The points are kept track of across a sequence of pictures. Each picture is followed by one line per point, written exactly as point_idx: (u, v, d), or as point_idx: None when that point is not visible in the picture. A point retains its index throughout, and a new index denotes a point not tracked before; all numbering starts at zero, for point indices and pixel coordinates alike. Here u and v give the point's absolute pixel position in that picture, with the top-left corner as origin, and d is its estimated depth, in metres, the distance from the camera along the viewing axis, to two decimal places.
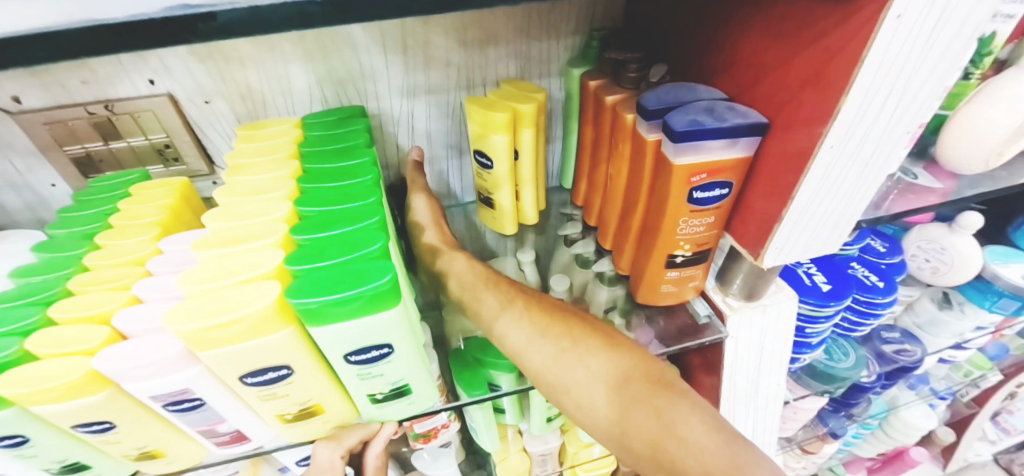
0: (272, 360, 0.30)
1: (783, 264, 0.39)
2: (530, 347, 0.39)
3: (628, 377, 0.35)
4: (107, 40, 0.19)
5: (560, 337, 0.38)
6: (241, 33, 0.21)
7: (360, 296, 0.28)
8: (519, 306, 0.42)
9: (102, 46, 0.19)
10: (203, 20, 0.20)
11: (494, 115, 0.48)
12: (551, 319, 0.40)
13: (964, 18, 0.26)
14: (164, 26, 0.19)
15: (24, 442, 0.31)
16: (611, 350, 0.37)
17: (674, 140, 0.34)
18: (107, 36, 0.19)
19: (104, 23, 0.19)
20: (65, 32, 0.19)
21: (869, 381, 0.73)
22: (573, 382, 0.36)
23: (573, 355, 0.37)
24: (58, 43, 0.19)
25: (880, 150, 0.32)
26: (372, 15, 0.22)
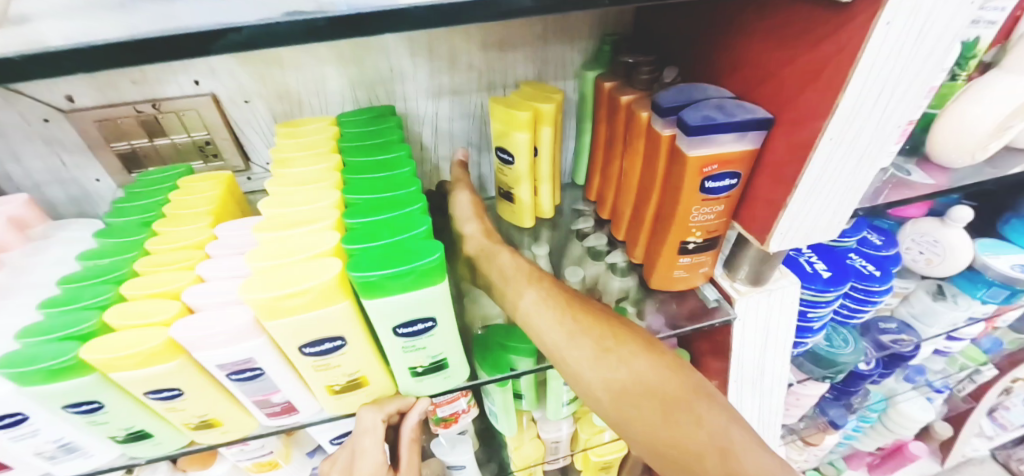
0: (329, 331, 0.33)
1: (788, 248, 0.42)
2: (567, 345, 0.41)
3: (668, 382, 0.37)
4: (215, 45, 0.23)
5: (603, 337, 0.41)
6: (325, 37, 0.24)
7: (412, 271, 0.31)
8: (565, 303, 0.44)
9: (215, 48, 0.23)
10: (299, 27, 0.23)
11: (516, 114, 0.51)
12: (594, 319, 0.42)
13: (947, 24, 0.30)
14: (257, 33, 0.23)
15: (99, 409, 0.34)
16: (654, 355, 0.39)
17: (689, 134, 0.38)
18: (220, 40, 0.23)
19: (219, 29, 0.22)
20: (186, 37, 0.22)
21: (868, 369, 0.77)
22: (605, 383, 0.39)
23: (615, 356, 0.39)
24: (181, 44, 0.22)
25: (875, 142, 0.35)
26: (436, 23, 0.25)
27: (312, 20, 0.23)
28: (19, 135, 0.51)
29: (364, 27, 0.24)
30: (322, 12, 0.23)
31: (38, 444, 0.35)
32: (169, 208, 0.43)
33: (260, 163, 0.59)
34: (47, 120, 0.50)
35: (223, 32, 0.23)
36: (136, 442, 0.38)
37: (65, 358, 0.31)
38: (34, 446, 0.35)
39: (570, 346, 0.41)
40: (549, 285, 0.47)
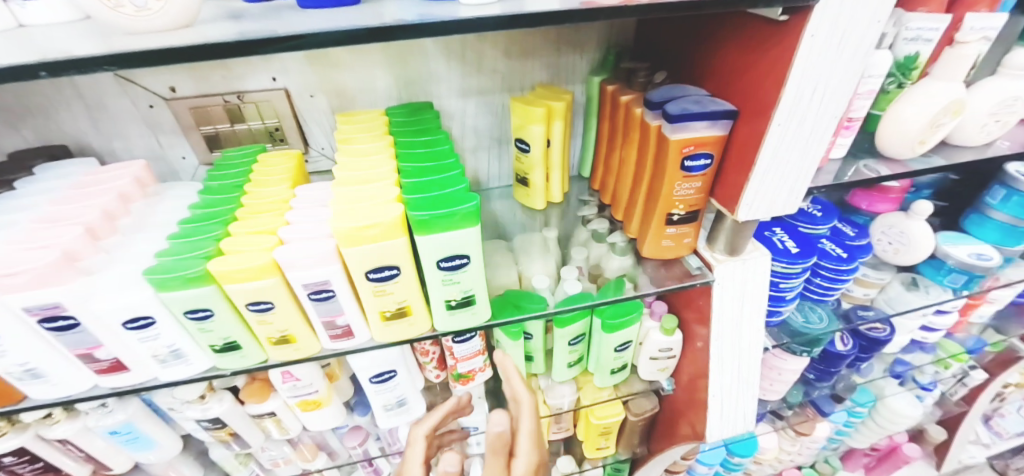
0: (389, 260, 0.43)
1: (754, 217, 0.52)
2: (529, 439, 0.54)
3: None
4: (337, 41, 0.35)
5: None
6: (407, 36, 0.36)
7: (456, 213, 0.42)
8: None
9: (336, 41, 0.34)
10: (391, 29, 0.35)
11: (533, 109, 0.62)
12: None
13: (857, 36, 0.40)
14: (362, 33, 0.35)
15: (209, 317, 0.44)
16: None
17: (671, 121, 0.48)
18: (341, 36, 0.34)
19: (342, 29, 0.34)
20: (320, 35, 0.34)
21: (845, 350, 0.84)
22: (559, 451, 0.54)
23: None
24: (316, 40, 0.34)
25: (816, 128, 0.45)
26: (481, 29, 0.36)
27: (398, 26, 0.35)
28: (129, 118, 0.63)
29: (432, 29, 0.35)
30: (406, 23, 0.35)
31: (157, 347, 0.45)
32: (254, 175, 0.54)
33: (316, 148, 0.70)
34: (151, 106, 0.62)
35: (342, 32, 0.34)
36: (229, 353, 0.47)
37: (195, 269, 0.41)
38: (153, 348, 0.45)
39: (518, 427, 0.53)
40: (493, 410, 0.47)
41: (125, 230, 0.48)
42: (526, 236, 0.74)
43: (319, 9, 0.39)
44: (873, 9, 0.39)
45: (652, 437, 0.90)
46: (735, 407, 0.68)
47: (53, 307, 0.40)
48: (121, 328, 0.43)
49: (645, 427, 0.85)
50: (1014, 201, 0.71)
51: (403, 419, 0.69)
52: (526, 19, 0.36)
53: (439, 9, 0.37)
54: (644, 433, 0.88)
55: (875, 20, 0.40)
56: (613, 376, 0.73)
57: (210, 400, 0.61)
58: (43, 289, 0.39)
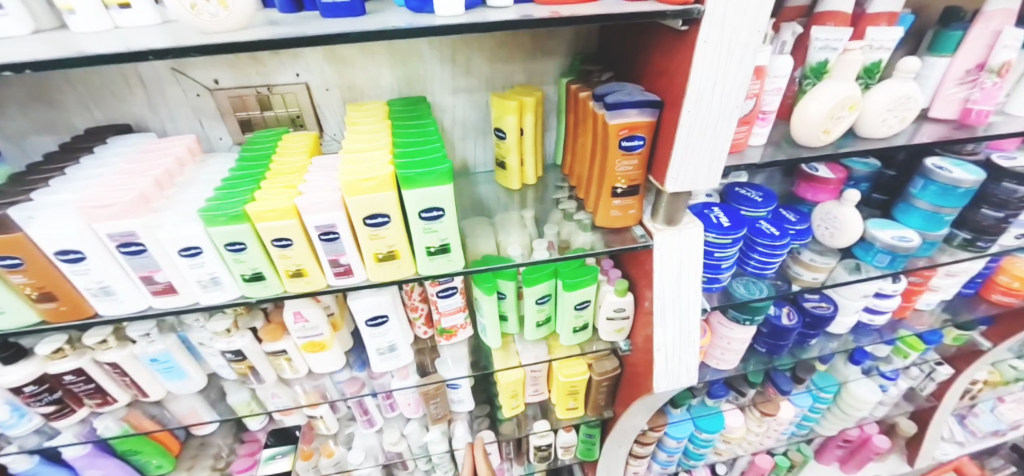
0: (382, 209, 0.56)
1: (680, 189, 0.64)
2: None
3: None
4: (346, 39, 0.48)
5: None
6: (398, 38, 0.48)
7: (432, 173, 0.55)
8: None
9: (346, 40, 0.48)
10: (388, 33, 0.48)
11: (508, 102, 0.75)
12: None
13: (744, 42, 0.53)
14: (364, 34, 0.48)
15: (242, 250, 0.57)
16: None
17: (609, 109, 0.60)
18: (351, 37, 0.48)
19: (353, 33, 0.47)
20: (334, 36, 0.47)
21: (789, 323, 0.94)
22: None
23: None
24: (330, 39, 0.47)
25: (722, 115, 0.58)
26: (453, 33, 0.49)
27: (391, 30, 0.48)
28: (180, 103, 0.77)
29: (415, 32, 0.48)
30: (397, 28, 0.48)
31: (200, 274, 0.58)
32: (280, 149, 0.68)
33: (330, 134, 0.84)
34: (198, 94, 0.77)
35: (350, 35, 0.48)
36: (255, 282, 0.60)
37: (235, 210, 0.54)
38: (198, 274, 0.59)
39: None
40: None
41: (180, 185, 0.61)
42: (505, 214, 0.86)
43: (335, 18, 0.52)
44: (753, 21, 0.51)
45: (615, 402, 1.02)
46: (678, 362, 0.79)
47: (129, 234, 0.54)
48: (176, 255, 0.56)
49: (609, 389, 0.97)
50: (930, 190, 0.82)
51: (394, 364, 0.82)
52: (485, 27, 0.49)
53: (421, 18, 0.50)
54: (609, 396, 0.99)
55: (756, 29, 0.52)
56: (577, 336, 0.85)
57: (235, 335, 0.74)
58: (124, 219, 0.53)
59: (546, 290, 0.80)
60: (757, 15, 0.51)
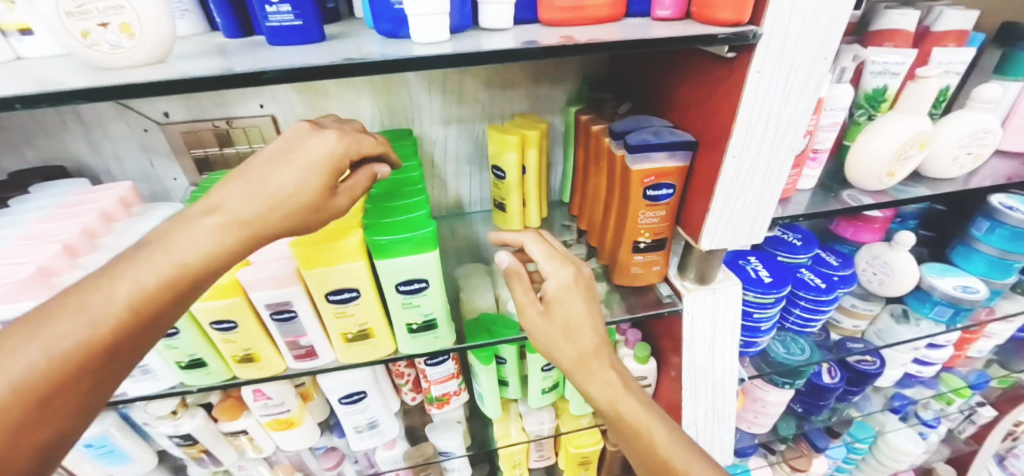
0: (349, 283, 0.44)
1: (718, 247, 0.52)
2: (211, 251, 0.34)
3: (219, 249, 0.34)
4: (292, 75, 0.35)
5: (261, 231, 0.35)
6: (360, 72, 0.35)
7: (411, 240, 0.43)
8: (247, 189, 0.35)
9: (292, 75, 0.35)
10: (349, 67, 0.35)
11: (507, 138, 0.64)
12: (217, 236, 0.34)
13: (808, 72, 0.41)
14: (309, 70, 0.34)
15: (174, 334, 0.46)
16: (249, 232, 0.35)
17: (631, 151, 0.49)
18: (301, 73, 0.35)
19: (303, 67, 0.34)
20: (278, 73, 0.34)
21: (832, 382, 0.82)
22: (626, 396, 0.49)
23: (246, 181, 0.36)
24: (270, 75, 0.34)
25: (774, 162, 0.47)
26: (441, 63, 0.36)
27: (345, 64, 0.35)
28: (124, 140, 0.66)
29: (378, 66, 0.35)
30: (353, 61, 0.35)
31: None
32: None
33: None
34: (146, 130, 0.66)
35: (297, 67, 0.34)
36: (194, 370, 0.49)
37: None
38: None
39: (221, 229, 0.34)
40: (275, 182, 0.35)
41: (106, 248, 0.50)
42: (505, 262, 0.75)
43: (282, 45, 0.40)
44: (820, 45, 0.40)
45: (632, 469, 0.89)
46: (710, 439, 0.67)
47: None
48: None
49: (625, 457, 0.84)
50: (998, 233, 0.70)
51: (376, 441, 0.70)
52: (474, 57, 0.36)
53: (393, 46, 0.37)
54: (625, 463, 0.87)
55: (822, 56, 0.41)
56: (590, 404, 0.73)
57: (183, 416, 0.62)
58: (17, 302, 0.41)
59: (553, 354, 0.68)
60: (825, 38, 0.40)
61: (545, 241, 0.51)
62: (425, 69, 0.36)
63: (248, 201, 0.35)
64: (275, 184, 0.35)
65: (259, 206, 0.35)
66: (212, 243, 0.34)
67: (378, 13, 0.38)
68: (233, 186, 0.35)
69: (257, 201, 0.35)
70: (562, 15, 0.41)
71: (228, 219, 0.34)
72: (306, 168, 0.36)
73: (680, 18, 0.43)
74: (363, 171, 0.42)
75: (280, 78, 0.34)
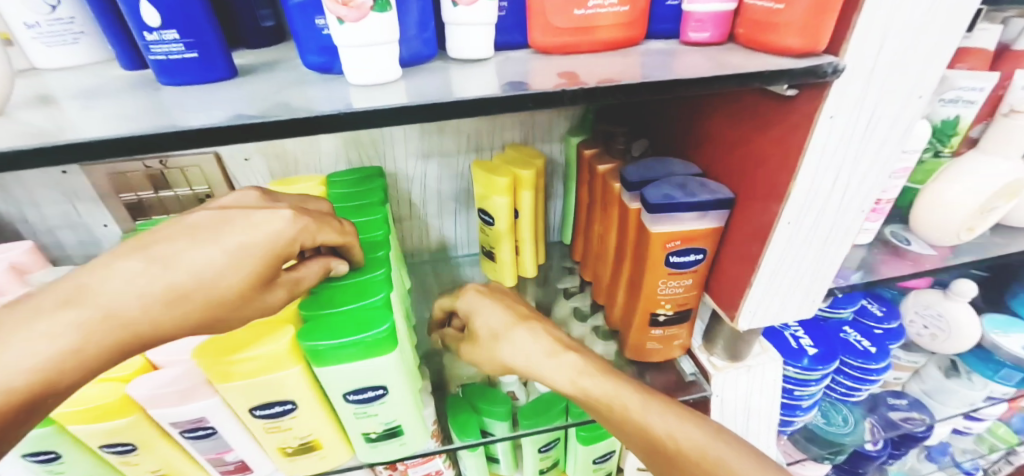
0: (280, 395, 0.34)
1: (758, 326, 0.42)
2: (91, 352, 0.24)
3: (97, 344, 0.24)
4: (167, 141, 0.23)
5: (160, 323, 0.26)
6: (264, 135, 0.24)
7: (360, 342, 0.32)
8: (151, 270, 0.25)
9: (167, 141, 0.23)
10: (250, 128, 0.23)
11: (496, 179, 0.52)
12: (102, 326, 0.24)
13: (895, 116, 0.31)
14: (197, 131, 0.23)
15: (55, 459, 0.35)
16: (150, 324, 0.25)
17: (648, 210, 0.38)
18: (176, 139, 0.23)
19: (180, 129, 0.23)
20: (144, 138, 0.23)
21: (875, 449, 0.71)
22: (599, 384, 0.38)
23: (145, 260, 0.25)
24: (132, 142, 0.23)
25: (838, 226, 0.36)
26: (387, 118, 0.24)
27: (246, 122, 0.23)
28: (38, 183, 0.55)
29: (295, 124, 0.24)
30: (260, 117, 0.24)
31: None
32: None
33: None
34: (64, 171, 0.54)
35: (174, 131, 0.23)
36: None
37: None
38: None
39: (84, 329, 0.24)
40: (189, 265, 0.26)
41: None
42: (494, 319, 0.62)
43: (176, 86, 0.29)
44: (915, 81, 0.29)
45: None
46: None
47: None
48: None
49: None
50: None
51: None
52: (438, 110, 0.25)
53: (324, 89, 0.26)
54: None
55: (916, 94, 0.30)
56: None
57: None
58: None
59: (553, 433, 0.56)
60: (922, 72, 0.29)
61: (480, 290, 0.44)
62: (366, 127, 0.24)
63: (126, 294, 0.25)
64: (182, 269, 0.26)
65: (150, 310, 0.25)
66: (65, 345, 0.23)
67: (304, 38, 0.27)
68: (122, 267, 0.25)
69: (148, 287, 0.25)
70: (562, 40, 0.30)
71: (113, 309, 0.24)
72: (237, 255, 0.27)
73: (719, 42, 0.32)
74: (316, 262, 0.34)
75: (152, 142, 0.23)
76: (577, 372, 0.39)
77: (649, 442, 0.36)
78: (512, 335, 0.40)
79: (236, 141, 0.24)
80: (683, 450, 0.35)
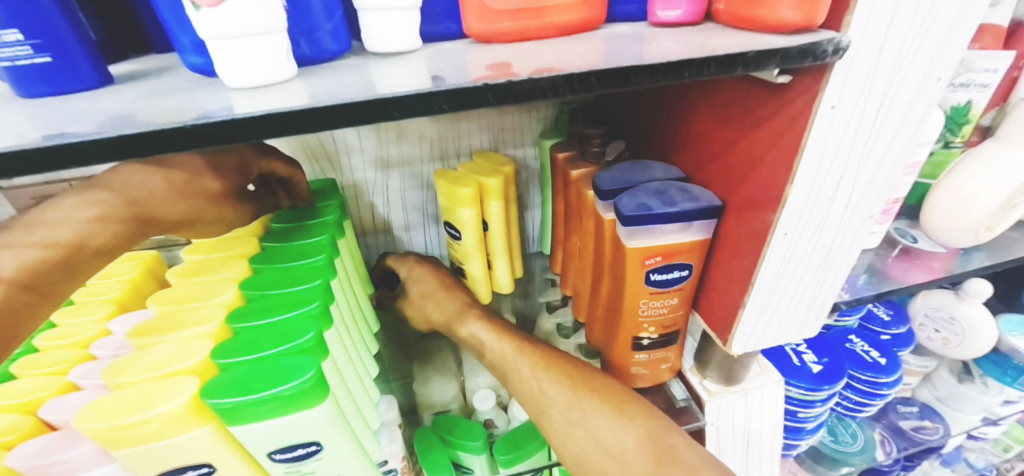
0: (188, 459, 0.28)
1: (755, 350, 0.37)
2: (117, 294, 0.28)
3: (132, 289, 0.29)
4: None
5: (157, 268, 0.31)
6: (98, 160, 0.17)
7: (278, 396, 0.27)
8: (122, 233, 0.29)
9: None
10: (68, 152, 0.17)
11: (459, 190, 0.46)
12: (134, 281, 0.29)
13: (910, 103, 0.25)
14: None
15: None
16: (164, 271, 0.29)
17: (622, 221, 0.33)
18: None
19: None
20: None
21: (887, 464, 0.66)
22: (548, 389, 0.35)
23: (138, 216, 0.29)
24: None
25: (843, 235, 0.31)
26: (276, 131, 0.18)
27: (44, 147, 0.17)
28: None
29: (115, 147, 0.17)
30: (62, 139, 0.17)
31: None
32: (60, 313, 0.38)
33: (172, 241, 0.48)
34: None
35: None
36: None
37: None
38: None
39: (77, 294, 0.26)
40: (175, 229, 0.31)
41: None
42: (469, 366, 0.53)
43: (33, 98, 0.24)
44: (930, 61, 0.24)
45: None
46: None
47: None
48: None
49: None
50: None
51: None
52: (318, 117, 0.18)
53: (201, 92, 0.21)
54: None
55: (935, 77, 0.25)
56: None
57: None
58: None
59: (535, 465, 0.49)
60: (939, 50, 0.24)
61: (429, 270, 0.47)
62: (219, 145, 0.18)
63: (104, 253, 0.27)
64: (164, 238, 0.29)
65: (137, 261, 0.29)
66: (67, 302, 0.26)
67: (178, 37, 0.23)
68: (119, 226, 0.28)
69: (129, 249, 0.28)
70: (503, 25, 0.25)
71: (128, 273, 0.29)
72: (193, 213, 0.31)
73: (696, 22, 0.27)
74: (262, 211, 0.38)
75: None
76: (531, 376, 0.37)
77: (589, 453, 0.33)
78: (480, 330, 0.41)
79: (38, 173, 0.17)
80: (620, 462, 0.32)
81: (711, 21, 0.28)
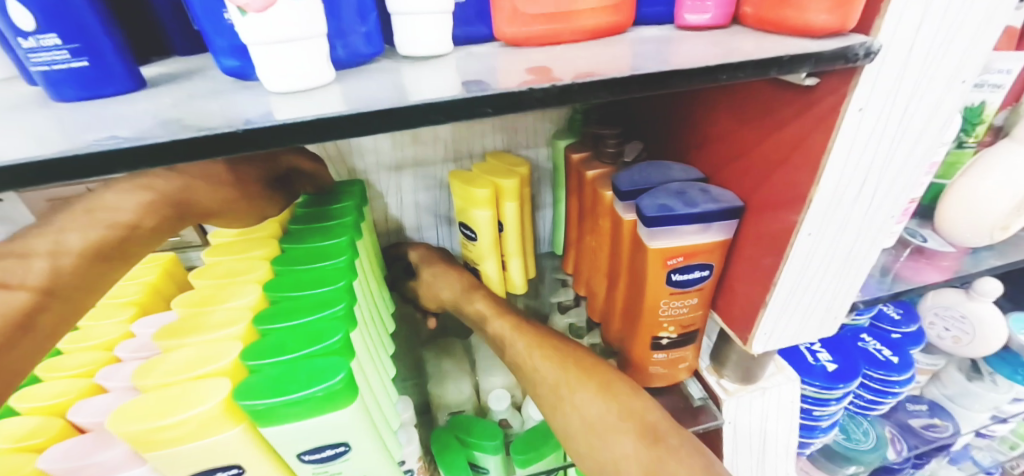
0: (219, 461, 0.28)
1: (774, 349, 0.37)
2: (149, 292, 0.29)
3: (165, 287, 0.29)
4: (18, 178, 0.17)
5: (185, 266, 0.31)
6: (147, 164, 0.18)
7: (310, 398, 0.27)
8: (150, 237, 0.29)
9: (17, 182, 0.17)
10: (120, 156, 0.17)
11: (475, 191, 0.46)
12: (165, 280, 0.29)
13: (935, 104, 0.26)
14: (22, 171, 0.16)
15: None
16: None
17: (645, 222, 0.33)
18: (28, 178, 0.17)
19: (33, 161, 0.17)
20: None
21: (898, 462, 0.66)
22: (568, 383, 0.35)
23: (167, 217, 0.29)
24: None
25: (865, 234, 0.31)
26: (319, 136, 0.18)
27: (94, 152, 0.17)
28: None
29: (166, 151, 0.17)
30: (111, 144, 0.17)
31: None
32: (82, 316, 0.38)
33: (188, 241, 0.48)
34: None
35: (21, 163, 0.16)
36: None
37: None
38: None
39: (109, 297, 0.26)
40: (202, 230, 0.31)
41: None
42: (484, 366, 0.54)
43: (68, 102, 0.24)
44: (956, 64, 0.24)
45: None
46: None
47: None
48: None
49: None
50: None
51: None
52: (361, 122, 0.19)
53: (239, 96, 0.22)
54: None
55: (960, 79, 0.25)
56: None
57: None
58: None
59: (552, 465, 0.49)
60: (966, 52, 0.24)
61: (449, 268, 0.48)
62: (265, 150, 0.18)
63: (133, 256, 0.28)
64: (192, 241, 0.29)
65: None
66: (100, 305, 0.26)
67: (213, 41, 0.23)
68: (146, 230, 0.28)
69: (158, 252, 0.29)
70: (534, 29, 0.25)
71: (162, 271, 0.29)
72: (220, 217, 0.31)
73: (723, 25, 0.27)
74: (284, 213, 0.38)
75: None
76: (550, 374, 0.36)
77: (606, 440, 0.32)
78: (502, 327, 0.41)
79: (87, 177, 0.17)
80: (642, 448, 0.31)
81: (736, 24, 0.28)
